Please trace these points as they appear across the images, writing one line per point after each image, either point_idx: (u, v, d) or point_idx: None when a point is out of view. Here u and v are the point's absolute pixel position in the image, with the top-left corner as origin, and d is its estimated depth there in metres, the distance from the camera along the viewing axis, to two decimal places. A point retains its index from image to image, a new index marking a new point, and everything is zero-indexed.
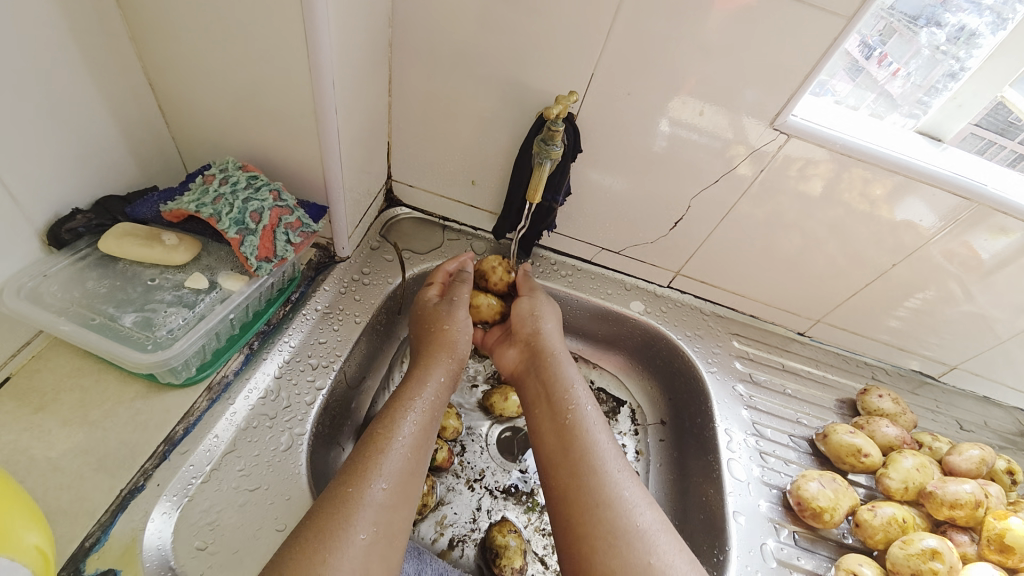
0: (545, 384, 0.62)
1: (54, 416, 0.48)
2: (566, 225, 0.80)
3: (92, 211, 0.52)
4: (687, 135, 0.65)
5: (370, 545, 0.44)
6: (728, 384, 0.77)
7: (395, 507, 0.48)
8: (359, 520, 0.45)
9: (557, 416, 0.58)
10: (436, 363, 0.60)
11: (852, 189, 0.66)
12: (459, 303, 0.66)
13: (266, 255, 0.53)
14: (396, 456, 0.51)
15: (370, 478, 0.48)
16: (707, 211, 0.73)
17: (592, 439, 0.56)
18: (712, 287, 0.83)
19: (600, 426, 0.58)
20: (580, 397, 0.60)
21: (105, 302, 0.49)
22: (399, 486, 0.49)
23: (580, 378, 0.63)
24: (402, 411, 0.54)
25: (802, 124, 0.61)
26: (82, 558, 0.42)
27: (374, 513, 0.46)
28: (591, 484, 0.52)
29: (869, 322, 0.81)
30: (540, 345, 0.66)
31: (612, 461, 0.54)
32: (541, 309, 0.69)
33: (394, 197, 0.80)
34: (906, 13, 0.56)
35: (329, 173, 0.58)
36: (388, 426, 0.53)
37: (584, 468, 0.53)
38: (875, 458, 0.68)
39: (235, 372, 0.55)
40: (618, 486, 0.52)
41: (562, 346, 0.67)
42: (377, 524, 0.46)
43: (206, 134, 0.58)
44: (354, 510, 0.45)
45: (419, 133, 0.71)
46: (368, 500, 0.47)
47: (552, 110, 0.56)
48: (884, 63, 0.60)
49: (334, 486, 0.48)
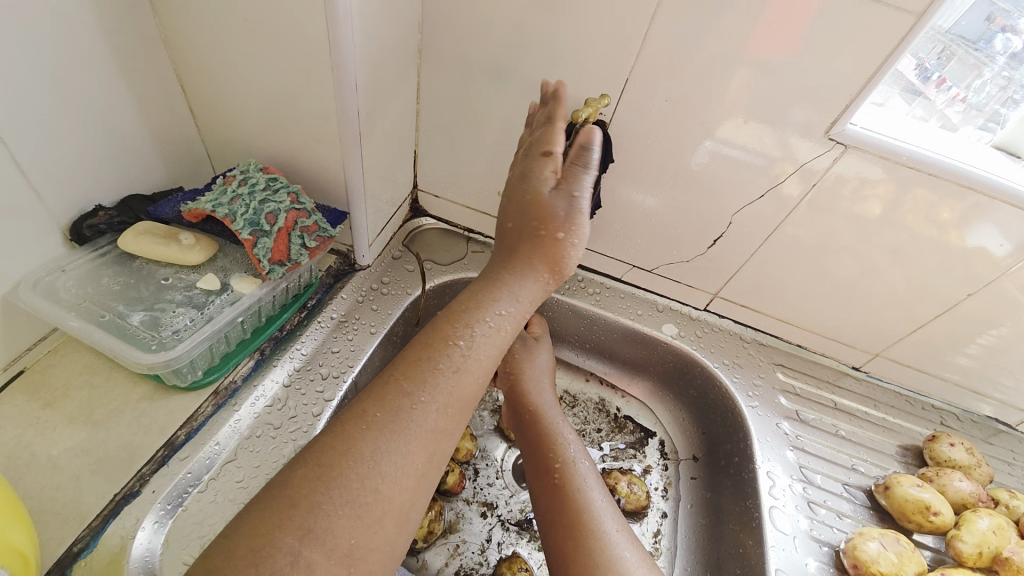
0: (535, 434, 0.58)
1: (60, 414, 0.48)
2: (594, 240, 0.76)
3: (115, 209, 0.53)
4: (728, 149, 0.60)
5: (417, 472, 0.41)
6: (772, 421, 0.69)
7: (449, 429, 0.44)
8: (408, 435, 0.41)
9: (548, 471, 0.54)
10: (523, 267, 0.51)
11: (917, 212, 0.59)
12: (558, 190, 0.50)
13: (280, 258, 0.52)
14: (465, 374, 0.45)
15: (427, 392, 0.43)
16: (750, 230, 0.67)
17: (586, 497, 0.51)
18: (753, 312, 0.77)
19: (593, 481, 0.53)
20: (570, 450, 0.56)
21: (116, 300, 0.49)
22: (456, 408, 0.45)
23: (572, 430, 0.59)
24: (473, 327, 0.48)
25: (864, 133, 0.55)
26: (68, 564, 0.41)
27: (427, 434, 0.42)
28: (590, 544, 0.46)
29: (941, 361, 0.71)
30: (522, 397, 0.61)
31: (609, 519, 0.49)
32: (522, 364, 0.63)
33: (419, 207, 0.79)
34: (965, 37, 0.52)
35: (350, 178, 0.57)
36: (455, 338, 0.47)
37: (579, 526, 0.48)
38: (947, 517, 0.59)
39: (243, 378, 0.54)
40: (617, 546, 0.46)
41: (550, 396, 0.62)
42: (429, 448, 0.42)
43: (234, 137, 0.58)
44: (405, 425, 0.41)
45: (446, 142, 0.70)
46: (421, 420, 0.42)
47: (580, 114, 0.56)
48: (943, 88, 0.55)
49: (383, 398, 0.42)
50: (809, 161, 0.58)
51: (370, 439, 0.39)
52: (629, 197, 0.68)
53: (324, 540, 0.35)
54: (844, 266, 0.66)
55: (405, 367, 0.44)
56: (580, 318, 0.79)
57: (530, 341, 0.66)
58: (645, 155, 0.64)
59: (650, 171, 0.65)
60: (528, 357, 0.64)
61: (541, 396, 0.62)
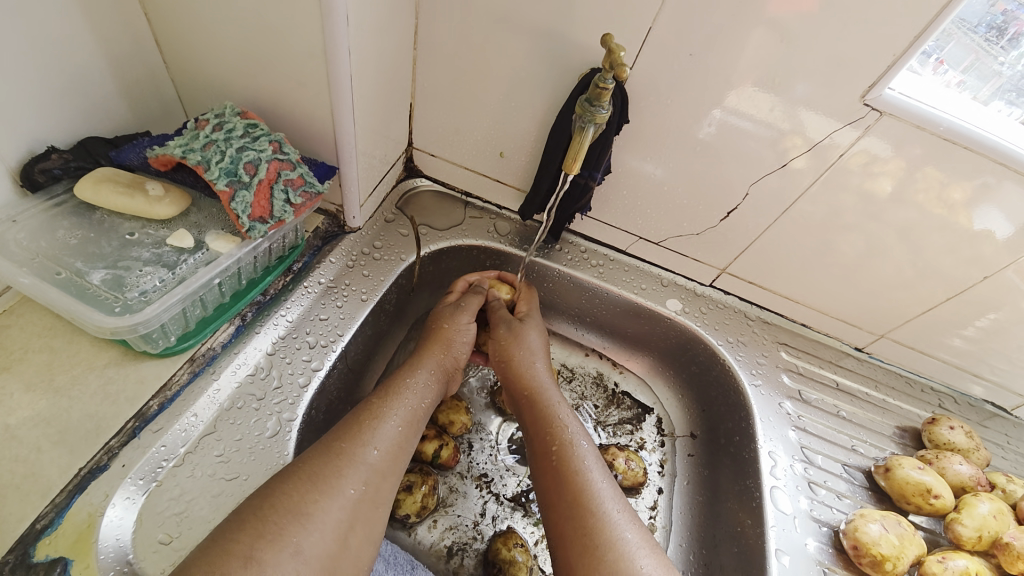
0: (532, 413, 0.55)
1: (18, 378, 0.44)
2: (601, 209, 0.71)
3: (72, 152, 0.47)
4: (751, 112, 0.55)
5: (355, 501, 0.42)
6: (775, 401, 0.68)
7: (387, 471, 0.45)
8: (348, 476, 0.42)
9: (546, 453, 0.51)
10: (429, 356, 0.56)
11: (928, 190, 0.55)
12: (466, 305, 0.61)
13: (261, 215, 0.47)
14: (394, 429, 0.47)
15: (365, 438, 0.45)
16: (767, 203, 0.62)
17: (585, 479, 0.48)
18: (759, 289, 0.73)
19: (595, 463, 0.50)
20: (570, 430, 0.52)
21: (73, 256, 0.44)
22: (392, 453, 0.46)
23: (571, 409, 0.55)
24: (395, 393, 0.50)
25: (902, 99, 0.50)
26: (31, 542, 0.38)
27: (366, 472, 0.44)
28: (590, 525, 0.45)
29: (947, 344, 0.69)
30: (516, 377, 0.58)
31: (610, 499, 0.47)
32: (509, 349, 0.59)
33: (414, 166, 0.73)
34: (966, 19, 0.48)
35: (340, 128, 0.51)
36: (382, 400, 0.49)
37: (579, 503, 0.46)
38: (947, 500, 0.59)
39: (222, 345, 0.50)
40: (618, 528, 0.45)
41: (546, 373, 0.59)
42: (365, 483, 0.43)
43: (207, 76, 0.52)
44: (342, 465, 0.43)
45: (444, 94, 0.64)
46: (359, 461, 0.44)
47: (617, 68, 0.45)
48: (940, 72, 0.51)
49: (324, 443, 0.44)
50: (835, 133, 0.54)
51: (310, 470, 0.42)
52: (638, 166, 0.64)
53: (281, 548, 0.37)
54: (850, 244, 0.63)
55: (344, 421, 0.47)
56: (581, 291, 0.76)
57: (514, 323, 0.61)
58: (661, 119, 0.58)
59: (664, 137, 0.60)
60: (517, 340, 0.60)
61: (537, 374, 0.58)
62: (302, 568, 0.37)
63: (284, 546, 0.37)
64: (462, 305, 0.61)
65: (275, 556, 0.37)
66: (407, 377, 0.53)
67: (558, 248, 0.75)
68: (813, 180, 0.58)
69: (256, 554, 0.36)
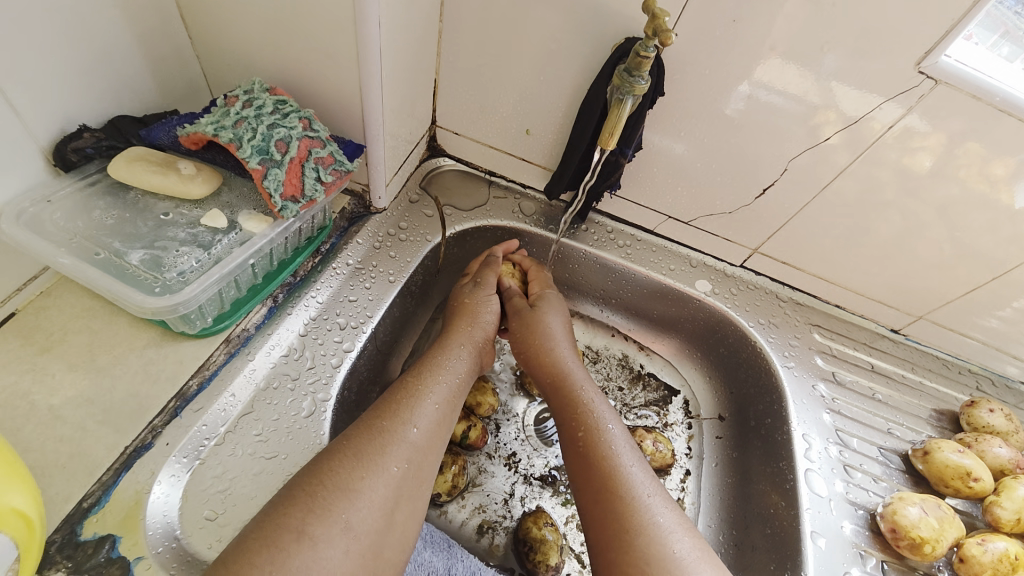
0: (557, 401, 0.55)
1: (59, 359, 0.44)
2: (630, 188, 0.68)
3: (103, 131, 0.47)
4: (794, 82, 0.52)
5: (400, 479, 0.42)
6: (809, 383, 0.67)
7: (427, 450, 0.45)
8: (393, 453, 0.43)
9: (572, 440, 0.51)
10: (460, 336, 0.56)
11: (971, 165, 0.52)
12: (483, 284, 0.61)
13: (293, 194, 0.46)
14: (432, 409, 0.47)
15: (405, 417, 0.45)
16: (807, 180, 0.59)
17: (617, 463, 0.48)
18: (794, 269, 0.70)
19: (623, 446, 0.50)
20: (600, 415, 0.52)
21: (110, 236, 0.44)
22: (432, 432, 0.46)
23: (602, 394, 0.55)
24: (433, 371, 0.51)
25: (960, 67, 0.46)
26: (78, 521, 0.39)
27: (409, 450, 0.44)
28: (619, 511, 0.44)
29: (986, 325, 0.66)
30: (538, 364, 0.58)
31: (640, 484, 0.46)
32: (534, 325, 0.59)
33: (437, 146, 0.71)
34: None
35: (368, 104, 0.50)
36: (419, 378, 0.50)
37: (606, 490, 0.46)
38: (987, 483, 0.58)
39: (256, 326, 0.50)
40: (649, 512, 0.44)
41: (570, 355, 0.58)
42: (409, 460, 0.43)
43: (232, 53, 0.51)
44: (386, 443, 0.43)
45: (467, 68, 0.61)
46: (401, 439, 0.44)
47: (662, 35, 0.43)
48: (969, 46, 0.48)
49: (364, 421, 0.45)
50: (876, 110, 0.51)
51: (354, 446, 0.42)
52: (671, 144, 0.61)
53: (332, 524, 0.37)
54: (887, 223, 0.60)
55: (383, 400, 0.47)
56: (607, 272, 0.74)
57: (537, 304, 0.61)
58: (699, 92, 0.55)
59: (700, 112, 0.57)
60: (539, 321, 0.60)
61: (562, 359, 0.57)
62: (352, 543, 0.38)
63: (335, 521, 0.38)
64: (479, 283, 0.62)
65: (327, 531, 0.37)
66: (443, 354, 0.53)
67: (584, 228, 0.73)
68: (854, 157, 0.55)
69: (308, 528, 0.36)
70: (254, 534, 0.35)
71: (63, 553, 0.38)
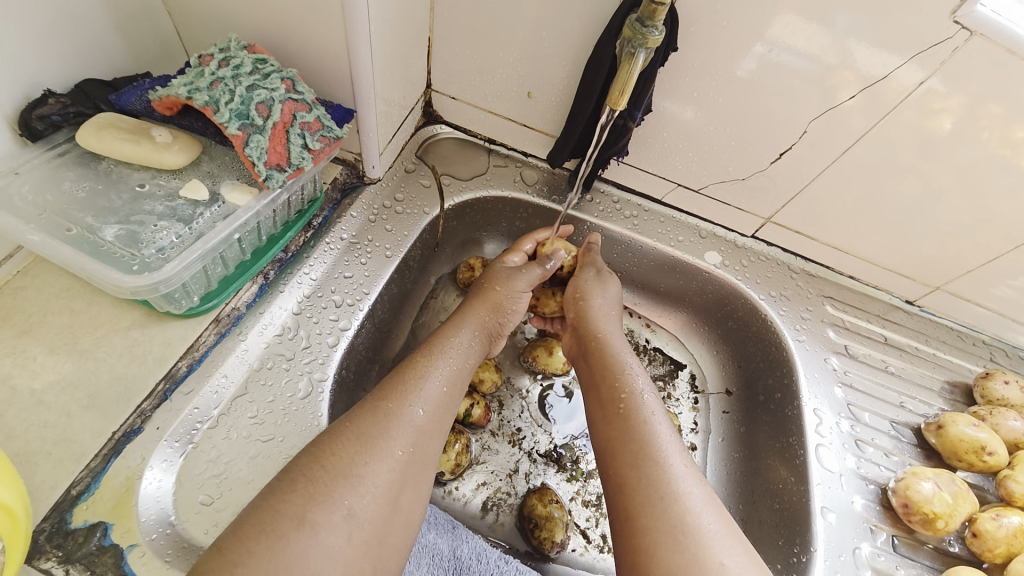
0: (596, 364, 0.53)
1: (40, 342, 0.43)
2: (637, 155, 0.64)
3: (69, 96, 0.43)
4: (814, 37, 0.47)
5: (403, 463, 0.40)
6: (820, 357, 0.65)
7: (432, 431, 0.44)
8: (396, 435, 0.41)
9: (611, 401, 0.49)
10: (473, 315, 0.54)
11: (998, 126, 0.48)
12: (524, 270, 0.58)
13: (278, 161, 0.43)
14: (436, 388, 0.45)
15: (410, 397, 0.43)
16: (823, 146, 0.55)
17: (649, 429, 0.46)
18: (807, 239, 0.67)
19: (660, 415, 0.48)
20: (637, 381, 0.50)
21: (82, 211, 0.41)
22: (439, 412, 0.45)
23: (638, 360, 0.53)
24: (438, 351, 0.49)
25: (996, 19, 0.42)
26: (67, 508, 0.38)
27: (413, 433, 0.42)
28: (654, 478, 0.43)
29: (1001, 295, 0.63)
30: (586, 325, 0.56)
31: (674, 454, 0.45)
32: (589, 289, 0.58)
33: (433, 111, 0.67)
34: None
35: (356, 64, 0.46)
36: (426, 357, 0.48)
37: (642, 455, 0.44)
38: (1001, 457, 0.57)
39: (247, 305, 0.48)
40: (683, 482, 0.43)
41: (616, 327, 0.57)
42: (413, 444, 0.42)
43: (206, 9, 0.47)
44: (389, 426, 0.41)
45: (462, 24, 0.56)
46: (406, 422, 0.42)
47: None
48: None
49: (367, 402, 0.43)
50: (903, 67, 0.47)
51: (357, 428, 0.40)
52: (681, 109, 0.57)
53: (334, 511, 0.36)
54: (905, 190, 0.56)
55: (387, 380, 0.45)
56: (614, 244, 0.71)
57: (602, 270, 0.61)
58: (711, 50, 0.51)
59: (711, 72, 0.53)
60: (598, 286, 0.59)
61: (606, 323, 0.56)
62: (354, 530, 0.36)
63: (336, 508, 0.36)
64: (520, 270, 0.59)
65: (328, 518, 0.36)
66: (450, 333, 0.51)
67: (588, 198, 0.70)
68: (874, 121, 0.51)
69: (309, 515, 0.35)
70: (250, 518, 0.34)
71: (54, 542, 0.37)
